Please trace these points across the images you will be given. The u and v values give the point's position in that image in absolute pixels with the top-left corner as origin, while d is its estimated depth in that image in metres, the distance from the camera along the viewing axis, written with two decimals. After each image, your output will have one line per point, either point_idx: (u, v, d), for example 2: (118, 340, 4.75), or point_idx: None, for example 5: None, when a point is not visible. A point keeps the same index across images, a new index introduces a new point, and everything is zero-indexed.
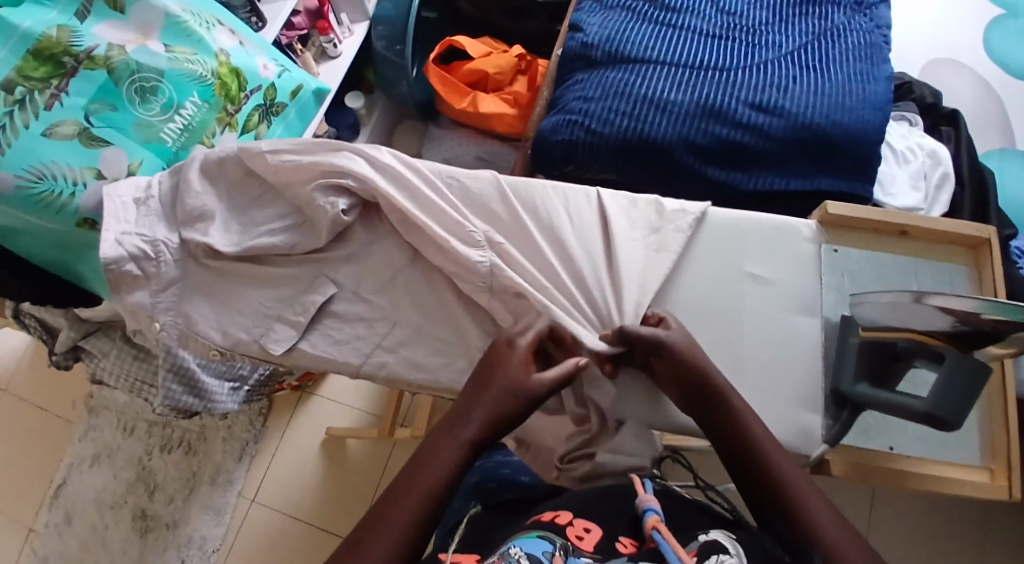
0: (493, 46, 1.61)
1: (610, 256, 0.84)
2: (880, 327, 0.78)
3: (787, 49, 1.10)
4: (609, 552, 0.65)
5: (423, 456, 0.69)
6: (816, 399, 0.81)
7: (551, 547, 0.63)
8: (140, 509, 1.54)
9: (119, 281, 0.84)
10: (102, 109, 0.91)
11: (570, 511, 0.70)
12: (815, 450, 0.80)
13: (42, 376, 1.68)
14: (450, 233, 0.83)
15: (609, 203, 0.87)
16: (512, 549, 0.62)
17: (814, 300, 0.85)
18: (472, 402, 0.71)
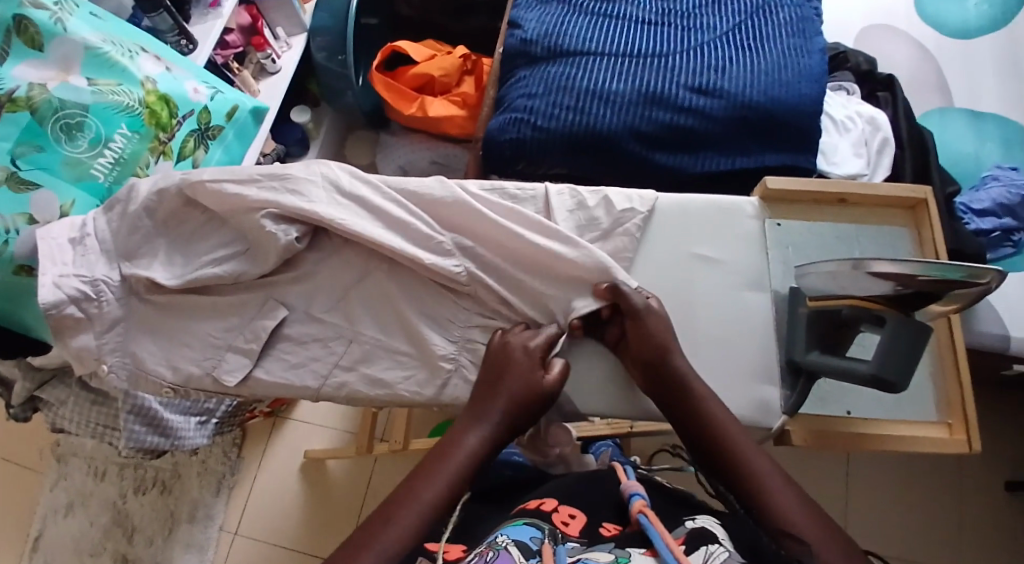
0: (435, 49, 1.60)
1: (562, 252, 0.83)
2: (827, 296, 0.78)
3: (722, 29, 1.10)
4: (595, 535, 0.65)
5: (437, 452, 0.69)
6: (772, 372, 0.82)
7: (538, 533, 0.63)
8: (120, 554, 1.51)
9: (62, 326, 0.81)
10: (29, 151, 0.89)
11: (555, 499, 0.71)
12: (776, 422, 0.80)
13: (7, 428, 1.64)
14: (415, 245, 0.82)
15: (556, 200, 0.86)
16: (501, 538, 0.61)
17: (762, 274, 0.85)
18: (487, 400, 0.72)
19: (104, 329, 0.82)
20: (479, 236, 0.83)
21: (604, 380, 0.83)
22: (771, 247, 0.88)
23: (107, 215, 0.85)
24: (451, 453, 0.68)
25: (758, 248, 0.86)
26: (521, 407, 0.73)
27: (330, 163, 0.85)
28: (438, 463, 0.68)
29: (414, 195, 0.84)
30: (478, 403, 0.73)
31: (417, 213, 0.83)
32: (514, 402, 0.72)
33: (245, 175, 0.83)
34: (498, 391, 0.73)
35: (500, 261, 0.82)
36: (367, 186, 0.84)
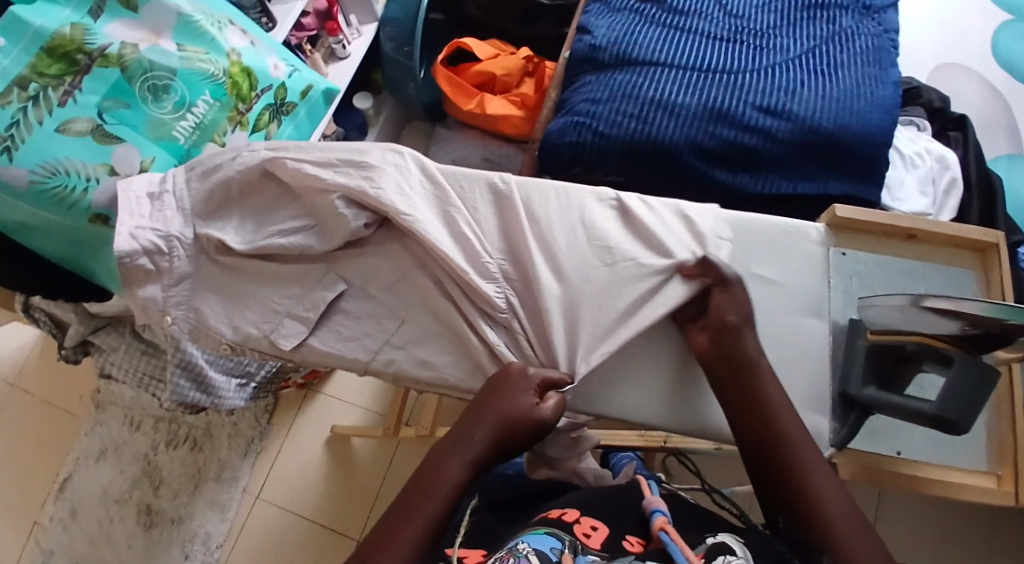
0: (500, 48, 1.62)
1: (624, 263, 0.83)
2: (891, 330, 0.78)
3: (794, 52, 1.10)
4: (617, 550, 0.66)
5: (420, 481, 0.69)
6: (823, 402, 0.81)
7: (559, 544, 0.64)
8: (145, 504, 1.55)
9: (131, 275, 0.84)
10: (115, 107, 0.92)
11: (576, 510, 0.71)
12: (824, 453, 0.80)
13: (49, 370, 1.69)
14: (464, 256, 0.82)
15: (619, 209, 0.87)
16: (521, 545, 0.63)
17: (821, 302, 0.85)
18: (473, 422, 0.72)
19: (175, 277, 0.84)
20: (527, 251, 0.83)
21: (652, 387, 0.84)
22: (834, 275, 0.88)
23: (190, 177, 0.88)
24: (436, 484, 0.68)
25: (819, 276, 0.86)
26: (509, 436, 0.72)
27: (403, 152, 0.87)
28: (426, 487, 0.68)
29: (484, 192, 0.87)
30: (462, 424, 0.72)
31: (471, 225, 0.85)
32: (502, 427, 0.71)
33: (330, 158, 0.86)
34: (484, 410, 0.72)
35: (551, 276, 0.83)
36: (432, 180, 0.87)
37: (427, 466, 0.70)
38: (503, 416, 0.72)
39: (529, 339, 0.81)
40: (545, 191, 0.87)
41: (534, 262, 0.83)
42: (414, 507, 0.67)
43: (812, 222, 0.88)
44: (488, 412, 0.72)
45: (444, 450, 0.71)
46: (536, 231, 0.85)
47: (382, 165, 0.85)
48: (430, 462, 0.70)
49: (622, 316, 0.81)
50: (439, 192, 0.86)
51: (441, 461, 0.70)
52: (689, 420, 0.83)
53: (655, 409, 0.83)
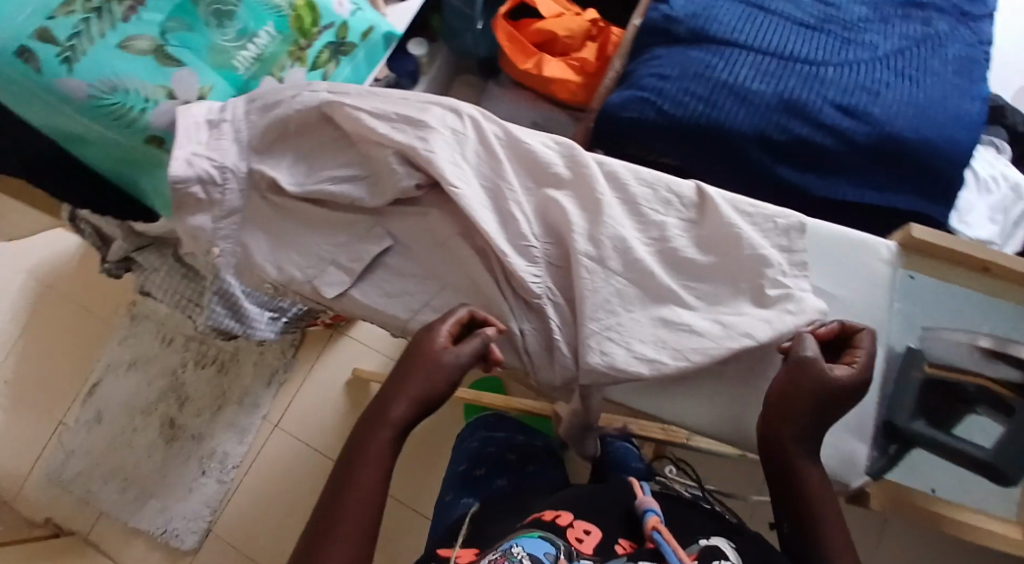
0: (566, 6, 1.58)
1: (691, 267, 0.79)
2: (950, 366, 0.83)
3: (883, 50, 1.09)
4: (609, 554, 0.69)
5: (349, 456, 0.72)
6: (866, 429, 0.80)
7: (553, 549, 0.68)
8: (169, 417, 1.66)
9: (183, 203, 0.83)
10: (178, 28, 0.88)
11: (570, 513, 0.75)
12: (857, 480, 0.78)
13: (88, 277, 1.77)
14: (496, 228, 0.80)
15: (694, 201, 0.81)
16: (516, 549, 0.66)
17: (882, 326, 0.82)
18: (397, 387, 0.74)
19: (228, 206, 0.84)
20: (574, 229, 0.78)
21: (695, 387, 0.81)
22: (897, 298, 0.84)
23: (247, 107, 0.86)
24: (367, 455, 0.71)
25: (884, 295, 0.83)
26: (432, 392, 0.74)
27: (463, 116, 0.85)
28: (358, 455, 0.71)
29: (536, 155, 0.83)
30: (389, 389, 0.74)
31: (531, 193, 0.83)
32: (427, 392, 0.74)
33: (388, 115, 0.83)
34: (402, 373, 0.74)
35: (588, 259, 0.78)
36: (490, 153, 0.83)
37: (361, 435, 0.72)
38: (424, 377, 0.73)
39: (569, 319, 0.79)
40: (614, 171, 0.82)
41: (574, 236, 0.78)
42: (353, 478, 0.70)
43: (884, 239, 0.85)
44: (414, 381, 0.73)
45: (371, 420, 0.73)
46: (585, 204, 0.81)
47: (434, 127, 0.83)
48: (359, 432, 0.73)
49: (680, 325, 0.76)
50: (494, 161, 0.83)
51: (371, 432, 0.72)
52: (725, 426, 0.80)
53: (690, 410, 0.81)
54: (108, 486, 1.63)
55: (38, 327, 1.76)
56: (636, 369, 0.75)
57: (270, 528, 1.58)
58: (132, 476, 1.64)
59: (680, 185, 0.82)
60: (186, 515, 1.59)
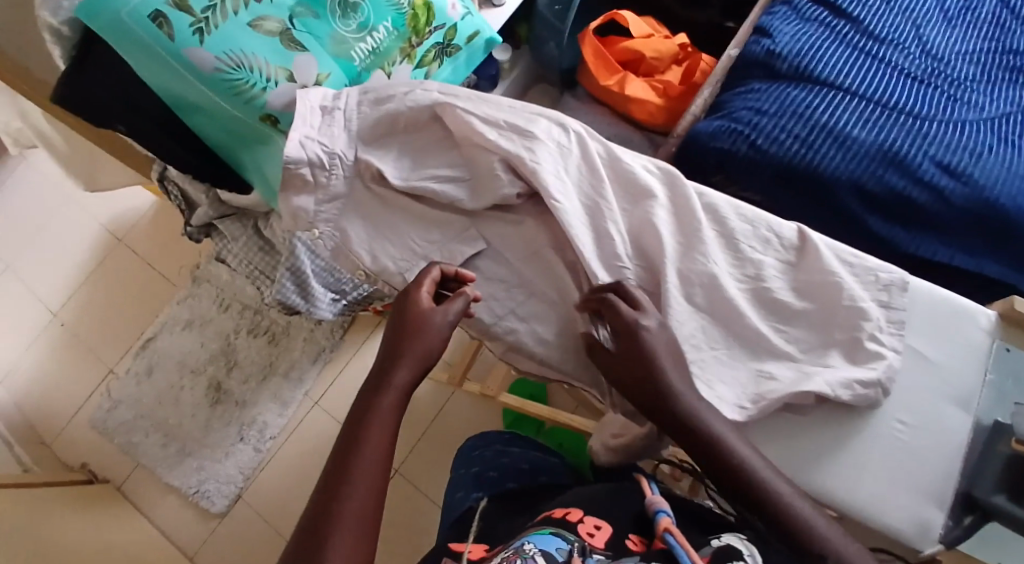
0: (654, 29, 1.61)
1: (793, 314, 0.83)
2: None
3: (988, 113, 1.17)
4: (619, 548, 0.75)
5: (352, 425, 0.74)
6: (945, 496, 0.81)
7: (565, 546, 0.72)
8: (216, 380, 1.70)
9: (289, 182, 0.86)
10: (305, 14, 0.92)
11: (581, 511, 0.81)
12: (928, 548, 0.80)
13: (158, 237, 1.84)
14: (591, 244, 0.82)
15: (796, 245, 0.85)
16: (528, 547, 0.71)
17: (971, 395, 0.85)
18: (392, 360, 0.78)
19: (332, 190, 0.87)
20: (666, 253, 0.82)
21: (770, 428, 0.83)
22: (991, 370, 0.86)
23: (375, 97, 0.89)
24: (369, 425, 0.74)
25: (976, 366, 0.85)
26: (428, 355, 0.79)
27: (566, 129, 0.87)
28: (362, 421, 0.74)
29: (635, 178, 0.86)
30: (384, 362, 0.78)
31: (630, 212, 0.85)
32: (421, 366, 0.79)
33: (497, 122, 0.86)
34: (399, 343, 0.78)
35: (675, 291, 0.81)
36: (590, 170, 0.86)
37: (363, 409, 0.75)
38: (418, 344, 0.78)
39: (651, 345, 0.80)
40: (715, 205, 0.85)
41: (666, 263, 0.82)
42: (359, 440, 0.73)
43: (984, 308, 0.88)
44: (406, 351, 0.78)
45: (373, 389, 0.77)
46: (681, 232, 0.84)
47: (541, 138, 0.85)
48: (362, 401, 0.76)
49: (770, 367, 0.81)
50: (595, 177, 0.85)
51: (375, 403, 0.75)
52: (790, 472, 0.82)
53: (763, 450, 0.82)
54: (149, 438, 1.68)
55: (103, 276, 1.83)
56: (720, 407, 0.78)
57: (300, 501, 1.60)
58: (173, 432, 1.68)
59: (784, 226, 0.85)
60: (220, 478, 1.63)
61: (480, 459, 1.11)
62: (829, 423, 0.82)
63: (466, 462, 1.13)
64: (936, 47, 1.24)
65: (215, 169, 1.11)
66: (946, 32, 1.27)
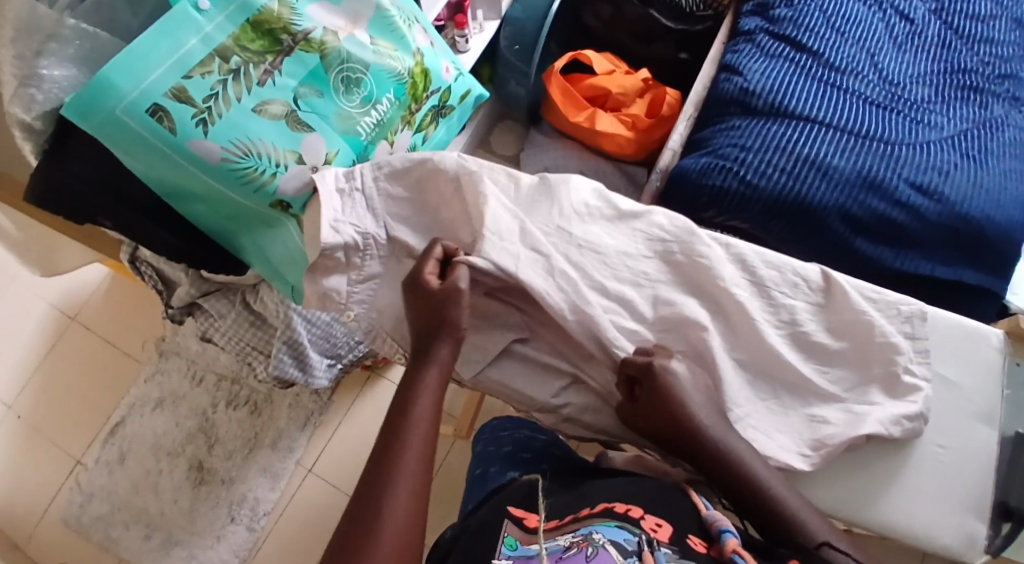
0: (615, 64, 1.62)
1: (830, 359, 0.87)
2: None
3: (949, 132, 1.21)
4: (685, 547, 0.71)
5: (393, 425, 0.76)
6: (983, 508, 0.84)
7: (633, 537, 0.69)
8: (197, 460, 1.60)
9: (319, 264, 0.85)
10: (309, 94, 0.94)
11: (641, 508, 0.75)
12: (977, 559, 0.83)
13: (114, 312, 1.74)
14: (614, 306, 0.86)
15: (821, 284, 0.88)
16: (598, 536, 0.69)
17: (993, 410, 0.87)
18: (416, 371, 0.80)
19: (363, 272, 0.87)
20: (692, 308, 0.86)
21: (820, 472, 0.85)
22: (1007, 385, 0.89)
23: (400, 165, 0.88)
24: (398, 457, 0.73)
25: (995, 383, 0.88)
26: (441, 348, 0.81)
27: (579, 195, 0.90)
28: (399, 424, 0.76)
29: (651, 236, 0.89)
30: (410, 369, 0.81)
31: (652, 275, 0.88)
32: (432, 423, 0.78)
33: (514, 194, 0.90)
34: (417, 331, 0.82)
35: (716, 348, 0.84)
36: (608, 235, 0.89)
37: (377, 463, 0.74)
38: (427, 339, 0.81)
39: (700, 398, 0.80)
40: (734, 255, 0.89)
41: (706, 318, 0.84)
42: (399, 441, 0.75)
43: (991, 327, 0.90)
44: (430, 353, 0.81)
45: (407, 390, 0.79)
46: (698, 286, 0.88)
47: (557, 210, 0.89)
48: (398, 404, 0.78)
49: (828, 412, 0.85)
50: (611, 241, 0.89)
51: (394, 465, 0.73)
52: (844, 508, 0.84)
53: (819, 491, 0.84)
54: (130, 531, 1.56)
55: (58, 362, 1.72)
56: (785, 458, 0.82)
57: None
58: (156, 521, 1.57)
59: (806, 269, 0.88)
60: None
61: (510, 438, 0.98)
62: (877, 460, 0.85)
63: (496, 442, 0.98)
64: (893, 74, 1.28)
65: (215, 258, 1.08)
66: (899, 57, 1.31)
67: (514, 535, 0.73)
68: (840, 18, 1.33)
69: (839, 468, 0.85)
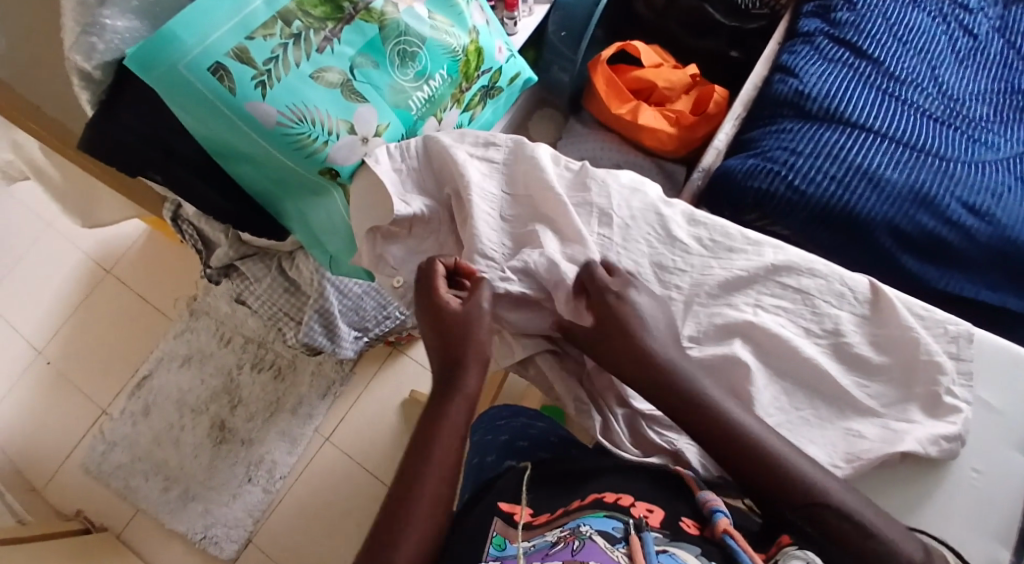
0: (664, 58, 1.61)
1: (868, 373, 0.86)
2: None
3: (1005, 153, 1.18)
4: (676, 530, 0.72)
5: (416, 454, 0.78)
6: (1012, 536, 0.82)
7: (620, 524, 0.71)
8: (219, 419, 1.62)
9: (382, 229, 0.91)
10: (365, 64, 0.94)
11: (631, 495, 0.76)
12: None
13: (149, 268, 1.76)
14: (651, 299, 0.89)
15: (853, 288, 0.88)
16: (584, 527, 0.69)
17: None
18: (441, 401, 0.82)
19: (419, 241, 0.92)
20: (723, 305, 0.88)
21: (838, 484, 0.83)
22: None
23: (452, 140, 0.93)
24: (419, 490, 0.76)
25: None
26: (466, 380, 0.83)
27: (612, 180, 0.93)
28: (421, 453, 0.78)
29: (680, 232, 0.91)
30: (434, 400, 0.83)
31: (692, 289, 0.89)
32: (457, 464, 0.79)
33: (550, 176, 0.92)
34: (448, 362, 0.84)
35: (745, 353, 0.85)
36: (641, 226, 0.92)
37: (398, 491, 0.76)
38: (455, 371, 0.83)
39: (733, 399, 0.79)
40: (762, 250, 0.90)
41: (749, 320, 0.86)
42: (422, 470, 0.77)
43: None
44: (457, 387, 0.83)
45: (429, 419, 0.81)
46: (736, 296, 0.89)
47: (593, 197, 0.92)
48: (421, 431, 0.80)
49: (865, 428, 0.84)
50: (645, 233, 0.91)
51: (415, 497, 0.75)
52: None
53: None
54: (149, 483, 1.58)
55: (90, 311, 1.74)
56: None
57: (314, 546, 1.52)
58: (175, 475, 1.59)
59: (835, 272, 0.89)
60: (228, 522, 1.54)
61: (506, 428, 0.92)
62: (910, 478, 0.83)
63: (492, 430, 0.92)
64: (953, 89, 1.26)
65: (257, 224, 1.09)
66: (959, 72, 1.28)
67: (501, 533, 0.73)
68: (903, 28, 1.30)
69: (863, 485, 0.83)
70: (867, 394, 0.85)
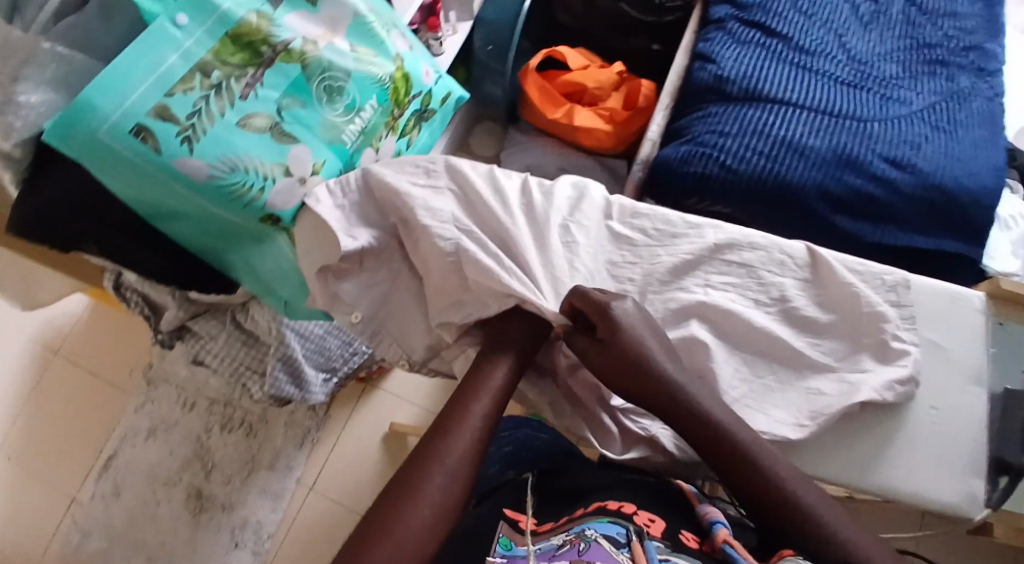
0: (590, 59, 1.64)
1: (819, 332, 0.89)
2: None
3: (917, 106, 1.23)
4: (676, 541, 0.74)
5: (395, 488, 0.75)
6: (981, 466, 0.85)
7: (623, 530, 0.72)
8: (195, 488, 1.56)
9: (333, 267, 0.91)
10: (292, 105, 0.94)
11: (633, 504, 0.78)
12: (978, 513, 0.84)
13: (97, 342, 1.72)
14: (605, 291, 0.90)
15: (794, 254, 0.91)
16: (590, 532, 0.71)
17: (981, 370, 0.89)
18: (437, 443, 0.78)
19: (373, 274, 0.92)
20: (675, 289, 0.90)
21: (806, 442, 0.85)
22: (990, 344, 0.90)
23: (390, 171, 0.93)
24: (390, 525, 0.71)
25: (977, 343, 0.90)
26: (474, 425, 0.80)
27: (549, 186, 0.95)
28: (403, 490, 0.74)
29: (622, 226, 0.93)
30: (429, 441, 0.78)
31: (643, 278, 0.91)
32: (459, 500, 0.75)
33: (486, 188, 0.93)
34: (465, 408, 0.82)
35: (703, 333, 0.87)
36: (585, 222, 0.93)
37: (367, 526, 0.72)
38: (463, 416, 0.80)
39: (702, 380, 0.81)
40: (703, 231, 0.93)
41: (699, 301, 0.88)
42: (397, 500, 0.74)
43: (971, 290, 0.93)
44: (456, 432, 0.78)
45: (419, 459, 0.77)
46: (685, 279, 0.91)
47: (533, 201, 0.93)
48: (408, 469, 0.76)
49: (824, 383, 0.86)
50: (589, 228, 0.93)
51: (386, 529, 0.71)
52: (847, 474, 0.85)
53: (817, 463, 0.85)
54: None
55: (44, 396, 1.69)
56: (781, 431, 0.83)
57: None
58: (157, 553, 1.52)
59: (773, 242, 0.92)
60: None
61: (509, 440, 0.96)
62: (873, 426, 0.86)
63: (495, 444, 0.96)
64: (861, 51, 1.31)
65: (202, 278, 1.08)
66: (865, 36, 1.33)
67: (508, 534, 0.74)
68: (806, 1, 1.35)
69: (835, 443, 0.85)
70: (825, 352, 0.88)
